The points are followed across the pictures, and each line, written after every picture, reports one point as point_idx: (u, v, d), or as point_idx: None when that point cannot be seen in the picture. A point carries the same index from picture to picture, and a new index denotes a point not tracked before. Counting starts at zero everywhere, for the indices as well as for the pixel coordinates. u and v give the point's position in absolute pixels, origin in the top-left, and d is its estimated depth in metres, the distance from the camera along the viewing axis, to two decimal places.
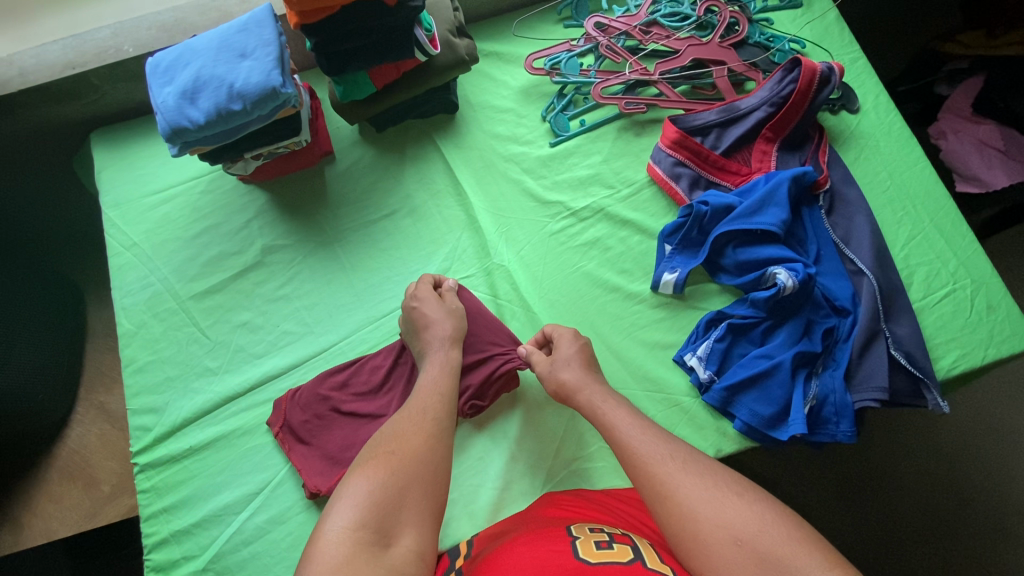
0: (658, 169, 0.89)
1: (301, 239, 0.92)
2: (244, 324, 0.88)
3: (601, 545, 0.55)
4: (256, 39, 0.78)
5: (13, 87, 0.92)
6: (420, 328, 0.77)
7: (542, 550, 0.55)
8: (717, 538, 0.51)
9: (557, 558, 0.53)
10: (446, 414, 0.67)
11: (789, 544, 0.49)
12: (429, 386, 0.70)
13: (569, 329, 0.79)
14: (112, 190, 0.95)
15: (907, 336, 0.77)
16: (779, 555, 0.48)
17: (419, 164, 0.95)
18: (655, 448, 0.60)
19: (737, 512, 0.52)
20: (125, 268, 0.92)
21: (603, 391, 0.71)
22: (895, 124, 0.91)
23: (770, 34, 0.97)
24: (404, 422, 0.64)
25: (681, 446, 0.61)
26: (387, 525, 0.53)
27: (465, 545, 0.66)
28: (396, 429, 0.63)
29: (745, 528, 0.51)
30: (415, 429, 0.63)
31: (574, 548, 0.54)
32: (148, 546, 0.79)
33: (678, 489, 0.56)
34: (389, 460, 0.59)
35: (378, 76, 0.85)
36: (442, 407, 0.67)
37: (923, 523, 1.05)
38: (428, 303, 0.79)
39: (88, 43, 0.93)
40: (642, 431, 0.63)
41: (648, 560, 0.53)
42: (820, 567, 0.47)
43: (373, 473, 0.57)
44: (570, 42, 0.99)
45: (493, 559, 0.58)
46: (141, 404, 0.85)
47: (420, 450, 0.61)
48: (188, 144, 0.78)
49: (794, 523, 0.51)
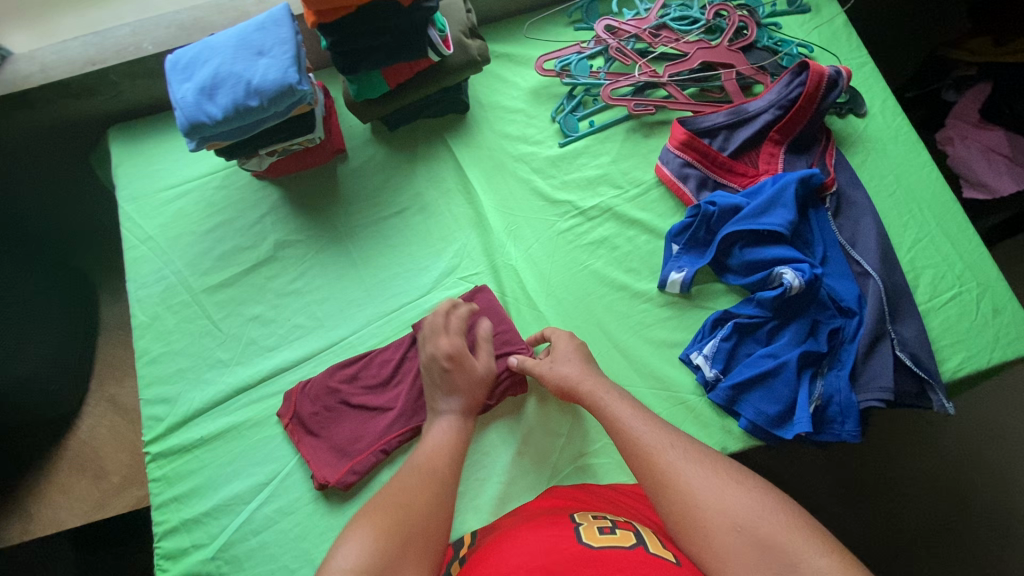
0: (666, 170, 0.90)
1: (313, 234, 0.94)
2: (256, 317, 0.90)
3: (605, 530, 0.57)
4: (273, 38, 0.79)
5: (34, 82, 0.94)
6: (441, 384, 0.76)
7: (546, 535, 0.57)
8: (718, 524, 0.53)
9: (561, 542, 0.55)
10: (450, 476, 0.68)
11: (789, 530, 0.51)
12: (436, 450, 0.70)
13: (564, 332, 0.80)
14: (128, 184, 0.97)
15: (912, 338, 0.78)
16: (778, 541, 0.50)
17: (430, 163, 0.97)
18: (657, 438, 0.63)
19: (738, 499, 0.54)
20: (141, 261, 0.94)
21: (600, 384, 0.72)
22: (902, 128, 0.92)
23: (778, 38, 0.98)
24: (410, 478, 0.65)
25: (679, 436, 0.64)
26: (389, 571, 0.53)
27: (469, 537, 0.67)
28: (400, 484, 0.64)
29: (745, 514, 0.53)
30: (420, 487, 0.64)
31: (578, 533, 0.56)
32: (159, 534, 0.80)
33: (682, 477, 0.58)
34: (392, 513, 0.59)
35: (391, 76, 0.87)
36: (450, 473, 0.68)
37: (928, 528, 1.05)
38: (461, 365, 0.76)
39: (108, 40, 0.96)
40: (646, 424, 0.65)
41: (650, 545, 0.55)
42: (819, 552, 0.49)
43: (377, 520, 0.58)
44: (581, 45, 1.00)
45: (497, 545, 0.59)
46: (154, 394, 0.87)
47: (424, 504, 0.61)
48: (205, 140, 0.80)
49: (793, 511, 0.53)
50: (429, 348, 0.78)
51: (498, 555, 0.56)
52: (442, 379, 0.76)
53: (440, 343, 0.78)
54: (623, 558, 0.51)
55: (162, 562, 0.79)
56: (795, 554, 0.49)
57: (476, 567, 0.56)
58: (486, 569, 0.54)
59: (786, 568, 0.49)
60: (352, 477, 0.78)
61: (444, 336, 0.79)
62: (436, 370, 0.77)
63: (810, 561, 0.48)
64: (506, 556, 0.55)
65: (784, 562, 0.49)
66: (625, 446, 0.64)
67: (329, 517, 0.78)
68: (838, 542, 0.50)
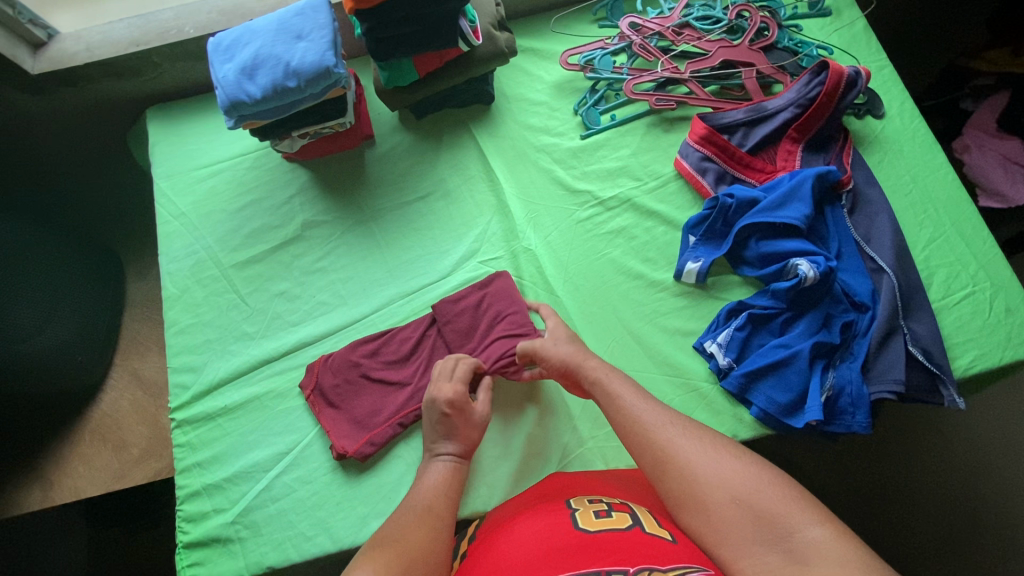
0: (685, 163, 0.92)
1: (339, 216, 0.97)
2: (282, 293, 0.93)
3: (601, 514, 0.57)
4: (312, 23, 0.83)
5: (80, 60, 0.99)
6: (440, 427, 0.72)
7: (543, 522, 0.57)
8: (718, 498, 0.54)
9: (558, 529, 0.55)
10: (448, 507, 0.64)
11: (784, 502, 0.52)
12: (431, 489, 0.65)
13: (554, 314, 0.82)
14: (164, 162, 1.01)
15: (925, 333, 0.79)
16: (775, 513, 0.52)
17: (453, 151, 1.00)
18: (655, 417, 0.64)
19: (735, 473, 0.56)
20: (173, 236, 0.97)
21: (603, 366, 0.73)
22: (919, 131, 0.93)
23: (799, 40, 1.00)
24: (406, 517, 0.60)
25: (676, 415, 0.65)
26: None
27: (472, 529, 0.67)
28: (398, 522, 0.60)
29: (741, 488, 0.54)
30: (418, 522, 0.60)
31: (574, 519, 0.56)
32: (181, 497, 0.82)
33: (681, 453, 0.59)
34: (392, 554, 0.54)
35: (421, 64, 0.90)
36: (448, 505, 0.64)
37: (933, 538, 1.05)
38: (463, 411, 0.72)
39: (152, 23, 1.00)
40: (644, 403, 0.66)
41: (646, 525, 0.56)
42: (813, 521, 0.50)
43: (376, 560, 0.53)
44: (605, 40, 1.03)
45: (498, 531, 0.60)
46: (181, 362, 0.90)
47: (426, 544, 0.57)
48: (243, 118, 0.83)
49: (786, 484, 0.54)
50: (431, 392, 0.75)
51: (498, 544, 0.57)
52: (442, 424, 0.72)
53: (442, 387, 0.74)
54: (621, 542, 0.52)
55: (183, 525, 0.81)
56: (790, 523, 0.51)
57: (477, 555, 0.57)
58: (486, 557, 0.55)
59: (781, 538, 0.50)
60: (370, 448, 0.80)
61: (445, 380, 0.75)
62: (434, 414, 0.72)
63: (802, 530, 0.50)
64: (508, 548, 0.55)
65: (779, 532, 0.51)
66: (625, 422, 0.65)
67: (345, 487, 0.80)
68: (830, 512, 0.52)
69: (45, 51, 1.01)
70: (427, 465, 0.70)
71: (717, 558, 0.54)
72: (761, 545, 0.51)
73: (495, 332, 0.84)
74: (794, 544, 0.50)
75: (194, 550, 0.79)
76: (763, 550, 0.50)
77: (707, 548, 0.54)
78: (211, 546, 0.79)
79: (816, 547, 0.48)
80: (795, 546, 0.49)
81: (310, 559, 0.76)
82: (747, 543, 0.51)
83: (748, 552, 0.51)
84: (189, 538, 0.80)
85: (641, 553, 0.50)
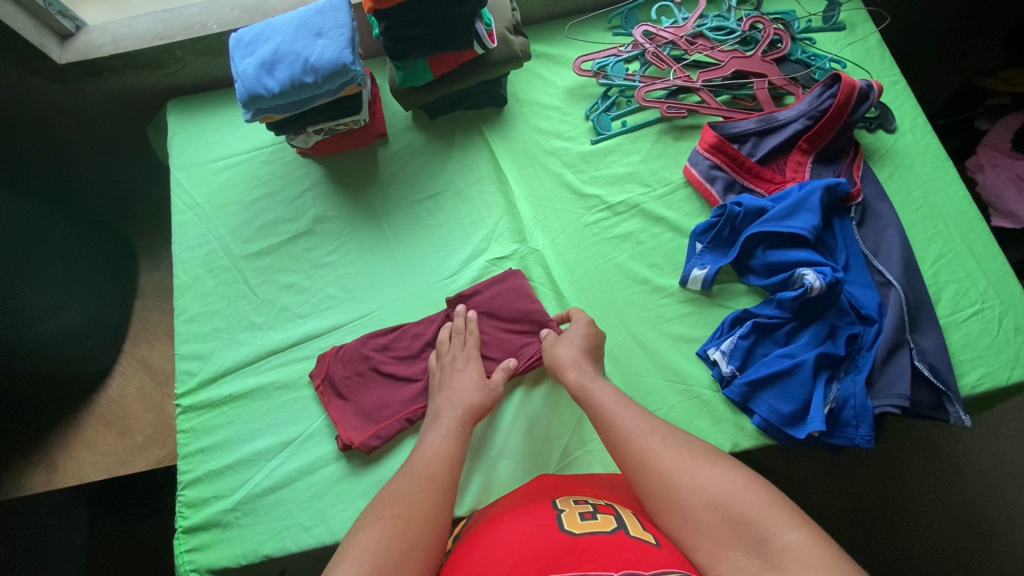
0: (695, 171, 0.93)
1: (350, 211, 0.98)
2: (290, 286, 0.94)
3: (586, 516, 0.57)
4: (331, 21, 0.85)
5: (105, 52, 1.02)
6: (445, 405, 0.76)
7: (528, 522, 0.57)
8: (695, 502, 0.54)
9: (543, 530, 0.55)
10: (451, 478, 0.64)
11: (760, 507, 0.52)
12: (433, 455, 0.67)
13: (585, 315, 0.82)
14: (182, 154, 1.04)
15: (931, 349, 0.78)
16: (751, 517, 0.51)
17: (464, 152, 1.01)
18: (638, 425, 0.64)
19: (712, 477, 0.56)
20: (187, 226, 0.99)
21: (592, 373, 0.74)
22: (931, 147, 0.93)
23: (812, 52, 1.01)
24: (410, 485, 0.61)
25: (660, 423, 0.65)
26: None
27: (460, 527, 0.67)
28: (399, 491, 0.60)
29: (720, 491, 0.54)
30: (420, 492, 0.60)
31: (559, 520, 0.56)
32: (183, 483, 0.83)
33: (661, 459, 0.59)
34: (390, 530, 0.54)
35: (436, 65, 0.92)
36: (448, 469, 0.65)
37: (937, 560, 1.04)
38: (470, 371, 0.79)
39: (177, 18, 1.03)
40: (626, 411, 0.67)
41: (631, 528, 0.55)
42: (789, 526, 0.50)
43: (376, 536, 0.54)
44: (618, 49, 1.05)
45: (483, 530, 0.60)
46: (188, 350, 0.92)
47: (428, 515, 0.58)
48: (260, 112, 0.85)
49: (766, 488, 0.54)
50: (444, 355, 0.83)
51: (484, 543, 0.56)
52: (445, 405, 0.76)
53: (456, 354, 0.82)
54: (605, 543, 0.52)
55: (183, 510, 0.82)
56: (765, 528, 0.50)
57: (463, 554, 0.56)
58: (471, 556, 0.55)
59: (756, 542, 0.50)
60: (375, 441, 0.80)
61: (459, 352, 0.82)
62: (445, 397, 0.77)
63: (778, 535, 0.49)
64: (489, 548, 0.55)
65: (754, 537, 0.50)
66: (608, 430, 0.66)
67: (345, 479, 0.80)
68: (808, 517, 0.51)
69: (72, 42, 1.04)
70: (430, 430, 0.72)
71: (696, 562, 0.53)
72: (738, 550, 0.50)
73: (504, 333, 0.86)
74: (770, 548, 0.49)
75: (193, 535, 0.80)
76: (739, 555, 0.50)
77: (686, 551, 0.54)
78: (210, 531, 0.80)
79: (792, 551, 0.48)
80: (770, 551, 0.49)
81: (307, 550, 0.76)
82: (725, 547, 0.51)
83: (725, 556, 0.51)
84: (189, 523, 0.80)
85: (622, 557, 0.49)
